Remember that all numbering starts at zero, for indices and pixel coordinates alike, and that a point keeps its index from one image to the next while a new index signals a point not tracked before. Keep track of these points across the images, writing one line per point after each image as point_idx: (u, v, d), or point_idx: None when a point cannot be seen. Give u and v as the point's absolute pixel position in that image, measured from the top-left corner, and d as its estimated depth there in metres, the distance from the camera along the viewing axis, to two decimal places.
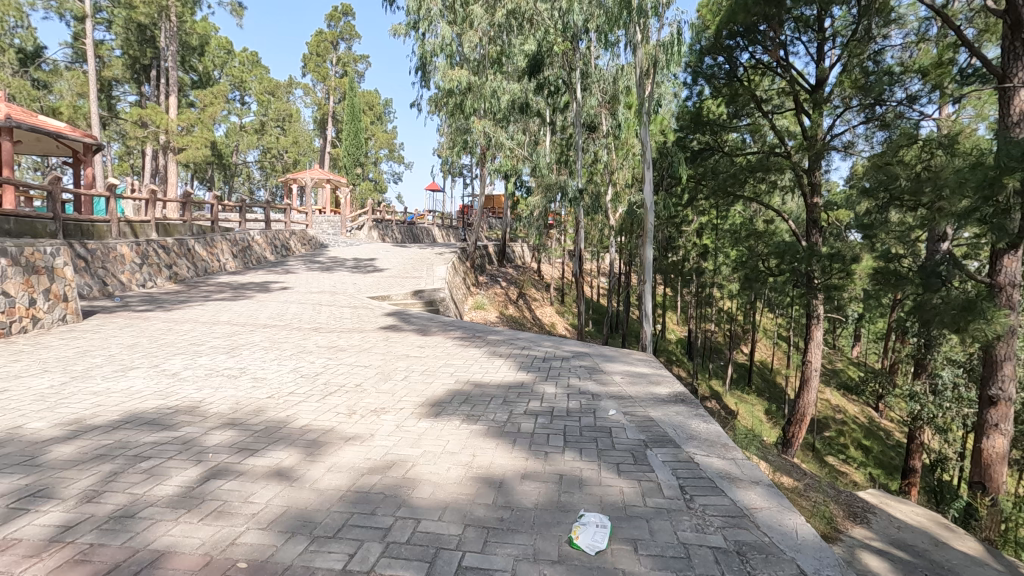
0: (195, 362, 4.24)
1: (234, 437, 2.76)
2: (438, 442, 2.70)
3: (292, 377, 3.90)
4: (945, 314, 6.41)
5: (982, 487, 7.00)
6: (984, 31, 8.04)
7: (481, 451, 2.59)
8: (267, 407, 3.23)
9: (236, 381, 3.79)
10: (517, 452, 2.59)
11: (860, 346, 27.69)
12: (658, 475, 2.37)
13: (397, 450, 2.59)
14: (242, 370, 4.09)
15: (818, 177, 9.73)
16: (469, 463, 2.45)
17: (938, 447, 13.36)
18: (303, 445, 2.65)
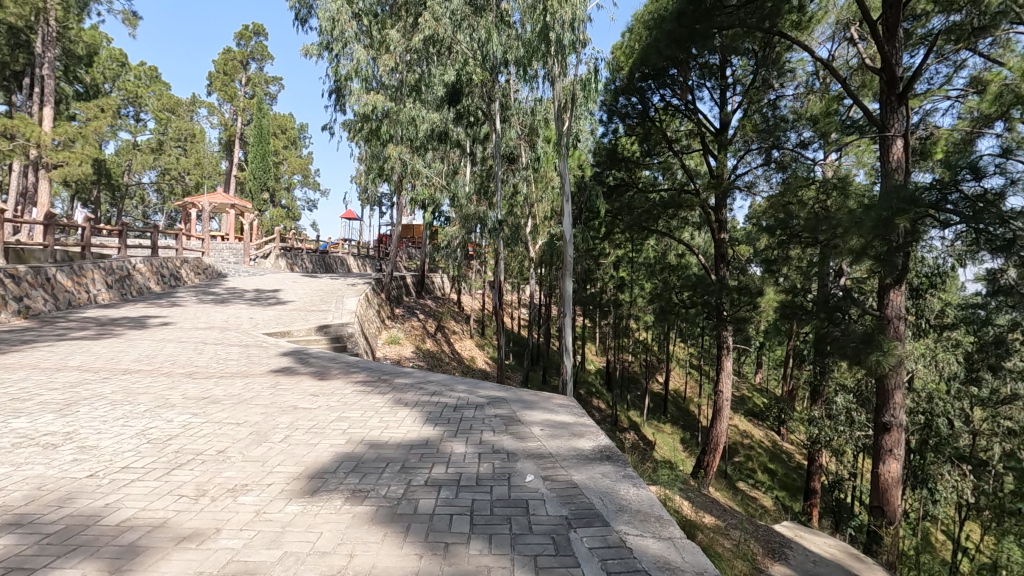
0: (5, 427, 3.52)
1: (7, 549, 2.15)
2: (308, 536, 2.24)
3: (133, 444, 3.34)
4: (847, 345, 6.66)
5: (882, 512, 7.20)
6: (862, 87, 8.80)
7: (362, 548, 2.14)
8: (80, 493, 2.67)
9: (52, 453, 3.17)
10: (409, 548, 2.15)
11: (762, 373, 29.44)
12: (585, 572, 2.00)
13: (247, 558, 2.08)
14: (68, 439, 3.39)
15: (724, 214, 10.18)
16: (344, 571, 1.98)
17: (836, 470, 14.09)
18: (111, 555, 2.11)
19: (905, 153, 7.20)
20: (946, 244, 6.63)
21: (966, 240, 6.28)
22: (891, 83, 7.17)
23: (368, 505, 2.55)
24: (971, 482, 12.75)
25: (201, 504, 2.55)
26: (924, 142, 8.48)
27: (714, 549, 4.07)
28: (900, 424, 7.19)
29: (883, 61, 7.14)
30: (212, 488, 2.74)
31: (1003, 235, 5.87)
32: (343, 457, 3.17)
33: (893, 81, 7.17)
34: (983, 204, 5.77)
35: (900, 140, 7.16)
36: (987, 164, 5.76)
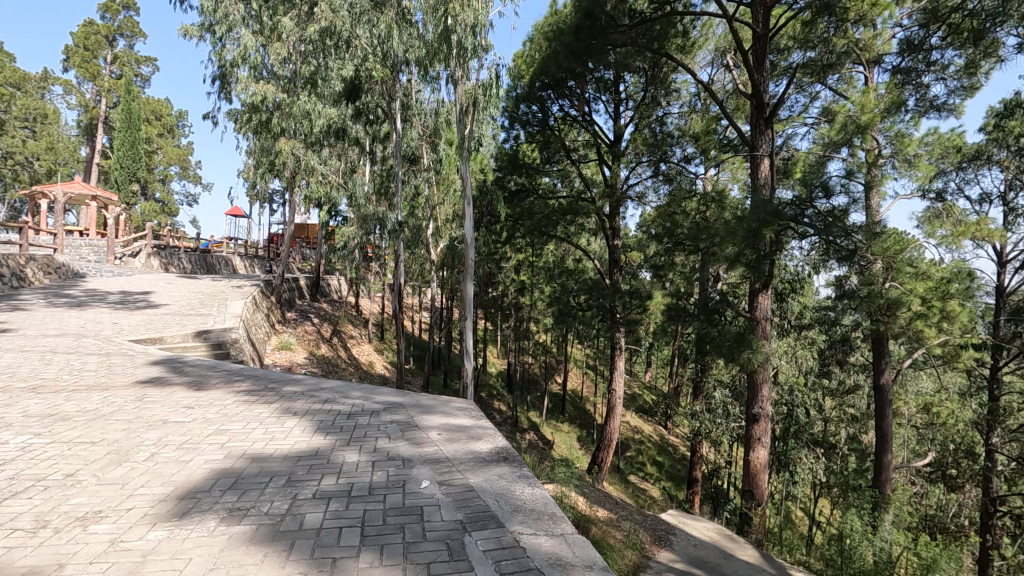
0: None
1: None
2: (175, 564, 2.03)
3: None
4: (722, 344, 7.30)
5: (752, 495, 7.93)
6: (736, 110, 9.71)
7: (238, 571, 1.98)
8: None
9: None
10: (292, 567, 2.02)
11: (651, 371, 31.42)
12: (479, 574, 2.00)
13: None
14: None
15: (617, 222, 10.75)
16: None
17: (714, 459, 15.37)
18: None
19: (771, 171, 8.04)
20: (804, 253, 7.48)
21: (819, 250, 7.09)
22: (760, 108, 7.97)
23: (247, 524, 2.36)
24: (823, 463, 14.49)
25: (41, 537, 2.22)
26: (787, 163, 9.53)
27: (606, 541, 4.26)
28: (767, 414, 8.00)
29: (754, 88, 7.92)
30: (56, 518, 2.39)
31: (847, 246, 6.75)
32: (220, 473, 2.92)
33: (762, 106, 7.97)
34: (832, 219, 6.61)
35: (767, 160, 7.99)
36: (835, 185, 6.59)
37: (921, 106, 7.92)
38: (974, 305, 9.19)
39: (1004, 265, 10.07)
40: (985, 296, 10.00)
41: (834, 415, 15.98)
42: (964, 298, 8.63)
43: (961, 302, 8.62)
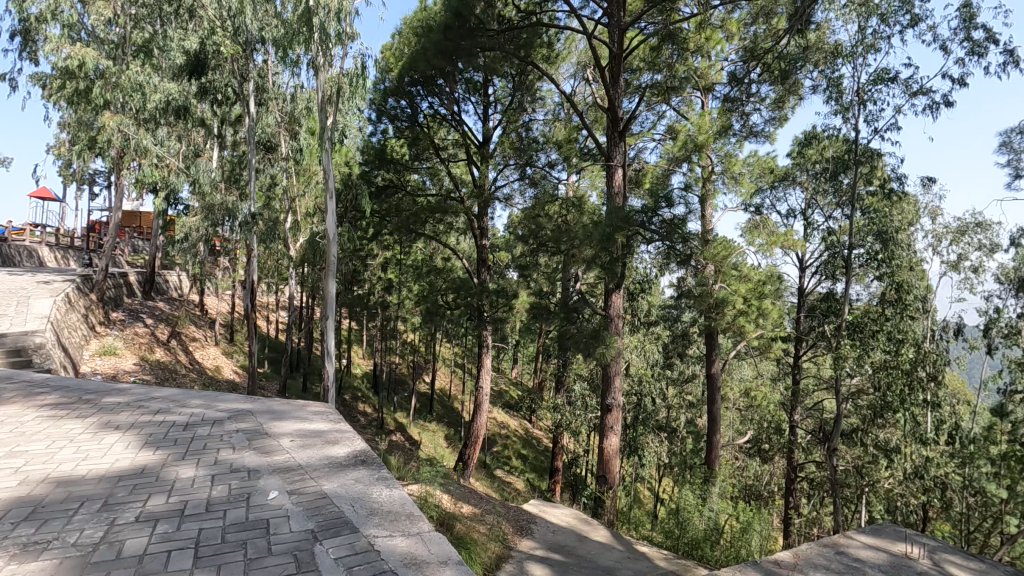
0: None
1: None
2: None
3: None
4: (580, 340, 7.79)
5: (605, 480, 8.55)
6: (595, 122, 10.39)
7: None
8: None
9: None
10: None
11: (517, 368, 32.52)
12: None
13: None
14: None
15: (485, 222, 10.99)
16: None
17: (573, 448, 16.34)
18: None
19: (623, 180, 8.76)
20: (651, 257, 8.24)
21: (663, 254, 7.78)
22: (615, 122, 8.64)
23: (46, 560, 2.02)
24: (666, 446, 16.11)
25: None
26: (638, 174, 10.40)
27: (468, 535, 4.33)
28: (618, 404, 8.69)
29: (610, 102, 8.57)
30: None
31: (685, 251, 7.57)
32: (12, 503, 2.46)
33: (616, 120, 8.66)
34: (673, 227, 7.33)
35: (619, 170, 8.69)
36: (677, 197, 7.33)
37: (745, 131, 9.14)
38: (782, 304, 10.84)
39: (804, 270, 12.04)
40: (790, 295, 11.86)
41: (675, 402, 17.85)
42: (774, 297, 10.42)
43: (772, 301, 10.30)
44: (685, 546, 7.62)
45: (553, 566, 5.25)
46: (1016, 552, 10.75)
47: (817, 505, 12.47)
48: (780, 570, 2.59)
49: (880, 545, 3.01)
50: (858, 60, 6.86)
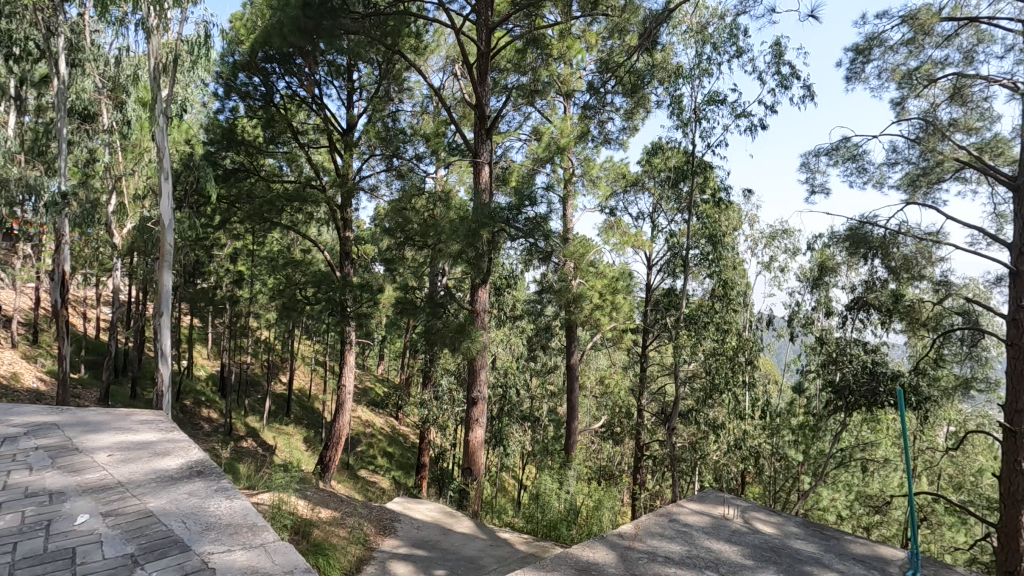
0: None
1: None
2: None
3: None
4: (446, 335, 7.79)
5: (470, 471, 8.68)
6: (463, 117, 10.45)
7: None
8: None
9: None
10: None
11: (384, 365, 31.77)
12: None
13: None
14: None
15: (349, 213, 10.54)
16: None
17: (440, 443, 16.38)
18: None
19: (490, 177, 8.93)
20: (516, 254, 8.48)
21: (526, 251, 8.03)
22: (482, 119, 8.78)
23: None
24: (529, 435, 16.82)
25: None
26: (504, 171, 10.65)
27: (325, 541, 4.14)
28: (483, 397, 8.85)
29: (477, 99, 8.68)
30: None
31: (547, 249, 7.91)
32: None
33: (484, 118, 8.81)
34: (536, 225, 7.60)
35: (486, 167, 8.86)
36: (539, 196, 7.60)
37: (601, 138, 9.81)
38: (632, 299, 11.85)
39: (651, 268, 13.27)
40: (639, 291, 13.00)
41: (539, 392, 18.70)
42: (626, 292, 11.35)
43: (625, 296, 11.32)
44: (544, 527, 8.04)
45: (417, 563, 5.22)
46: (808, 505, 12.92)
47: (659, 480, 13.87)
48: (622, 540, 2.60)
49: (705, 510, 3.16)
50: (694, 81, 7.66)
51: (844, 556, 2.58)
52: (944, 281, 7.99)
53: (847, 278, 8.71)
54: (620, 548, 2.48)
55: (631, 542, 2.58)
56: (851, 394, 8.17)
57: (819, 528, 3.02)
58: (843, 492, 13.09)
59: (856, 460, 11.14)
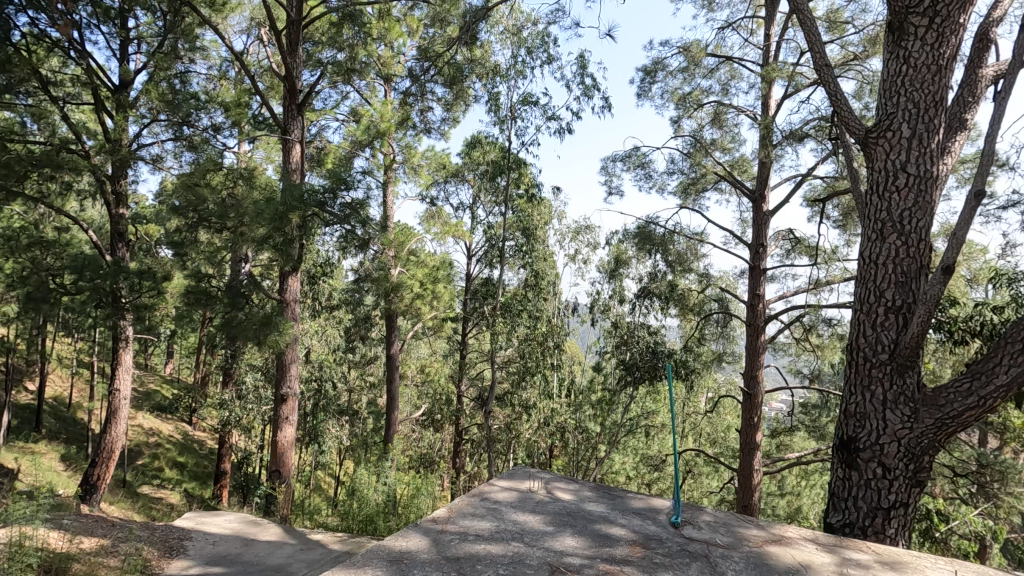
0: None
1: None
2: None
3: None
4: (247, 329, 7.01)
5: (278, 474, 8.07)
6: (269, 88, 9.50)
7: None
8: None
9: None
10: None
11: (173, 363, 27.75)
12: None
13: None
14: None
15: (122, 186, 8.93)
16: None
17: (243, 446, 14.88)
18: None
19: (301, 157, 8.32)
20: (331, 241, 8.03)
21: (342, 237, 7.66)
22: (292, 93, 8.12)
23: None
24: (346, 429, 16.20)
25: None
26: (320, 152, 9.98)
27: None
28: (295, 393, 8.24)
29: (286, 70, 7.98)
30: None
31: (364, 236, 7.61)
32: None
33: (294, 91, 8.15)
34: (353, 211, 7.24)
35: (298, 145, 8.23)
36: (356, 180, 7.26)
37: (422, 126, 9.76)
38: (452, 288, 12.08)
39: (471, 258, 13.66)
40: (459, 280, 13.28)
41: (358, 384, 18.08)
42: (446, 281, 11.52)
43: (445, 285, 11.45)
44: (359, 523, 7.83)
45: None
46: (604, 470, 14.63)
47: (477, 461, 14.47)
48: (435, 525, 2.64)
49: (513, 485, 3.36)
50: (510, 81, 8.03)
51: (625, 511, 2.97)
52: (706, 273, 9.63)
53: (637, 269, 9.97)
54: (432, 533, 2.52)
55: (443, 526, 2.64)
56: (638, 369, 9.85)
57: (607, 488, 3.40)
58: (630, 455, 15.11)
59: (641, 427, 12.90)
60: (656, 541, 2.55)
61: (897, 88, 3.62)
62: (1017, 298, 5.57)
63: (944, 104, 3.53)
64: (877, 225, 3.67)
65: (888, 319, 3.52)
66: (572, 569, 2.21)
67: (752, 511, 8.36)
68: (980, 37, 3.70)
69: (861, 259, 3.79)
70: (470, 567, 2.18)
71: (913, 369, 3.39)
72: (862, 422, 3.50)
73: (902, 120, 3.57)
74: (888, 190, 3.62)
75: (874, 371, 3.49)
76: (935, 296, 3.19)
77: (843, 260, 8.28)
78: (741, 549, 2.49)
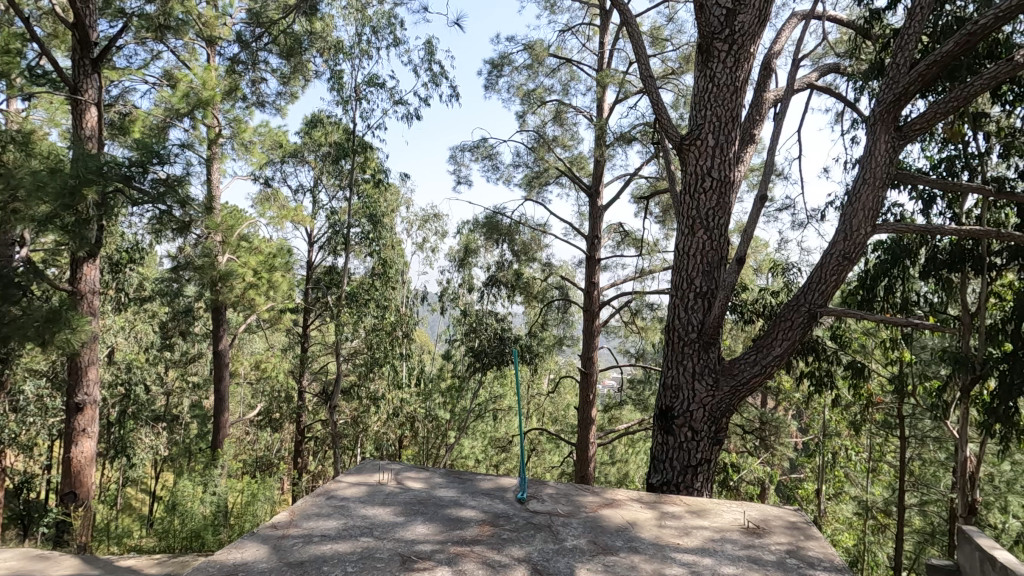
0: None
1: None
2: None
3: None
4: (27, 327, 5.70)
5: (74, 496, 6.85)
6: (52, 36, 7.89)
7: None
8: None
9: None
10: None
11: None
12: None
13: None
14: None
15: None
16: None
17: (22, 468, 12.35)
18: None
19: (99, 123, 7.07)
20: (141, 223, 6.96)
21: (154, 219, 6.67)
22: (83, 44, 6.82)
23: None
24: (164, 438, 14.31)
25: None
26: (123, 119, 8.57)
27: None
28: (94, 400, 7.03)
29: (75, 16, 6.68)
30: None
31: (183, 218, 6.70)
32: None
33: (86, 43, 6.86)
34: (169, 188, 6.37)
35: (94, 109, 6.99)
36: (172, 154, 6.35)
37: (254, 98, 8.88)
38: (291, 277, 11.26)
39: (312, 245, 12.83)
40: (299, 268, 12.39)
41: (177, 386, 16.04)
42: (284, 270, 10.72)
43: (282, 274, 10.64)
44: (183, 540, 6.91)
45: None
46: (454, 456, 14.86)
47: (321, 459, 13.77)
48: (276, 532, 2.46)
49: (362, 480, 3.26)
50: (355, 59, 7.63)
51: (474, 493, 3.06)
52: (548, 263, 10.16)
53: (485, 258, 10.16)
54: (272, 540, 2.35)
55: (285, 530, 2.47)
56: (485, 355, 10.42)
57: (458, 474, 3.46)
58: (479, 439, 15.53)
59: (489, 411, 13.36)
60: (503, 518, 2.67)
61: (704, 102, 4.17)
62: (788, 284, 6.79)
63: (738, 119, 4.16)
64: (689, 221, 4.20)
65: (696, 302, 4.08)
66: (424, 556, 2.23)
67: (588, 480, 9.14)
68: (764, 66, 4.42)
69: (676, 251, 4.31)
70: (315, 569, 2.08)
71: (714, 345, 3.99)
72: (677, 393, 4.01)
73: (709, 131, 4.13)
74: (697, 191, 4.17)
75: (686, 348, 4.02)
76: (731, 283, 3.76)
77: (663, 251, 9.37)
78: (579, 516, 2.72)
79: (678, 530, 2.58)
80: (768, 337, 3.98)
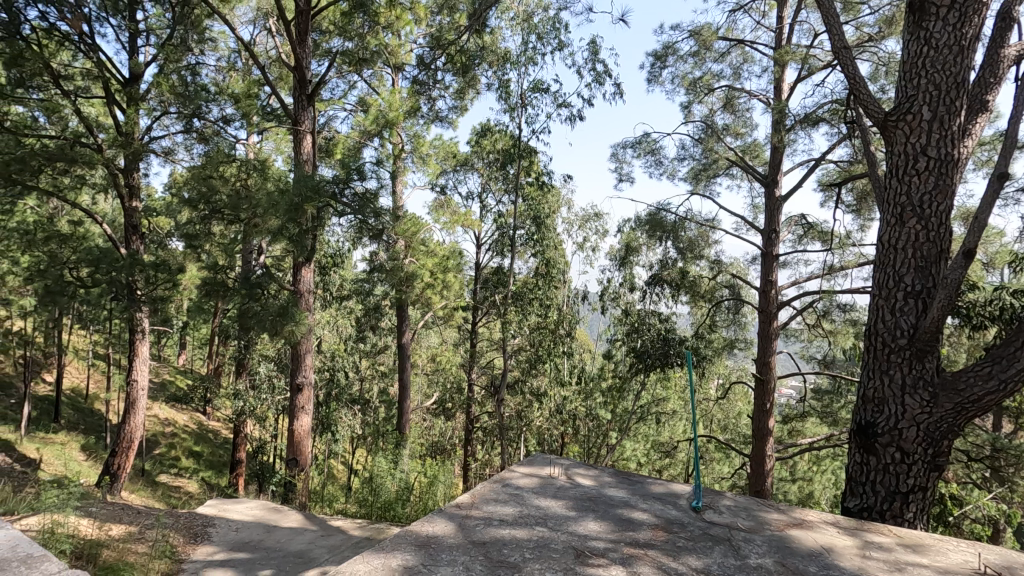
0: None
1: None
2: None
3: None
4: (264, 319, 6.96)
5: (296, 462, 8.17)
6: (278, 78, 9.53)
7: None
8: None
9: None
10: None
11: (184, 353, 28.32)
12: None
13: None
14: None
15: (134, 178, 8.84)
16: None
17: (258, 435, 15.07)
18: None
19: (312, 147, 8.34)
20: (344, 231, 8.04)
21: (354, 228, 7.67)
22: (301, 83, 8.10)
23: None
24: (359, 418, 16.37)
25: None
26: (328, 142, 10.01)
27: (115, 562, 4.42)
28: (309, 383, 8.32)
29: (296, 60, 7.97)
30: None
31: (377, 226, 7.58)
32: None
33: (304, 82, 8.14)
34: (365, 201, 7.31)
35: (309, 137, 8.25)
36: (368, 170, 7.27)
37: (431, 114, 9.73)
38: (462, 277, 12.09)
39: (480, 247, 13.65)
40: (469, 269, 13.24)
41: (369, 373, 18.24)
42: (455, 271, 11.56)
43: (454, 274, 11.52)
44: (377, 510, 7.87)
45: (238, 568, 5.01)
46: (616, 457, 14.66)
47: (488, 449, 14.61)
48: (460, 511, 2.68)
49: (534, 472, 3.39)
50: (521, 67, 7.97)
51: (645, 496, 3.00)
52: (717, 260, 9.79)
53: (647, 257, 9.88)
54: (457, 519, 2.57)
55: (468, 511, 2.68)
56: (648, 356, 9.63)
57: (626, 474, 3.43)
58: (641, 442, 15.14)
59: (652, 413, 12.89)
60: (678, 525, 2.58)
61: (917, 69, 3.57)
62: None
63: (966, 84, 3.47)
64: (896, 209, 3.64)
65: (907, 303, 3.51)
66: (598, 552, 2.25)
67: (764, 495, 8.39)
68: (1001, 16, 3.62)
69: (880, 244, 3.77)
70: (497, 551, 2.23)
71: (931, 354, 3.38)
72: (880, 407, 3.51)
73: (923, 102, 3.53)
74: (908, 173, 3.59)
75: (892, 356, 3.50)
76: (955, 280, 3.16)
77: (857, 245, 8.22)
78: (763, 532, 2.52)
79: (889, 564, 2.25)
80: (1009, 347, 3.20)
